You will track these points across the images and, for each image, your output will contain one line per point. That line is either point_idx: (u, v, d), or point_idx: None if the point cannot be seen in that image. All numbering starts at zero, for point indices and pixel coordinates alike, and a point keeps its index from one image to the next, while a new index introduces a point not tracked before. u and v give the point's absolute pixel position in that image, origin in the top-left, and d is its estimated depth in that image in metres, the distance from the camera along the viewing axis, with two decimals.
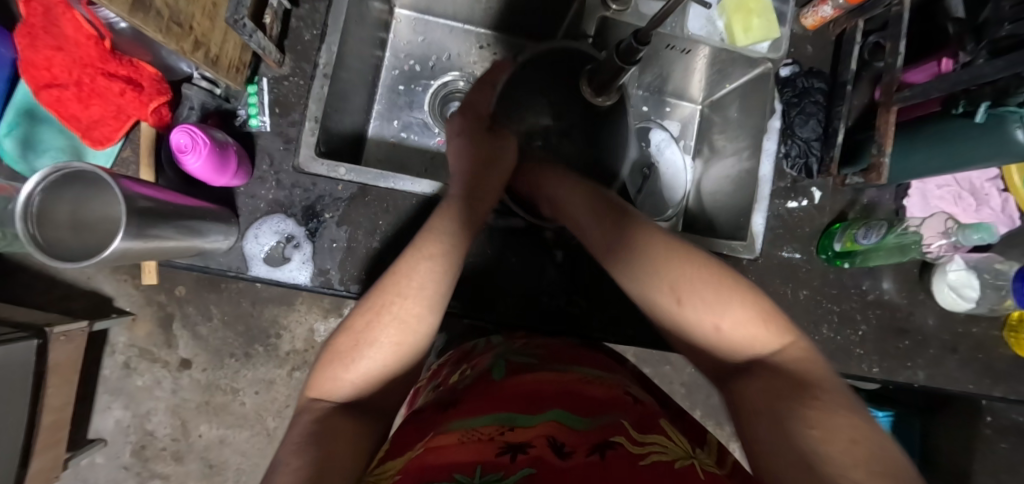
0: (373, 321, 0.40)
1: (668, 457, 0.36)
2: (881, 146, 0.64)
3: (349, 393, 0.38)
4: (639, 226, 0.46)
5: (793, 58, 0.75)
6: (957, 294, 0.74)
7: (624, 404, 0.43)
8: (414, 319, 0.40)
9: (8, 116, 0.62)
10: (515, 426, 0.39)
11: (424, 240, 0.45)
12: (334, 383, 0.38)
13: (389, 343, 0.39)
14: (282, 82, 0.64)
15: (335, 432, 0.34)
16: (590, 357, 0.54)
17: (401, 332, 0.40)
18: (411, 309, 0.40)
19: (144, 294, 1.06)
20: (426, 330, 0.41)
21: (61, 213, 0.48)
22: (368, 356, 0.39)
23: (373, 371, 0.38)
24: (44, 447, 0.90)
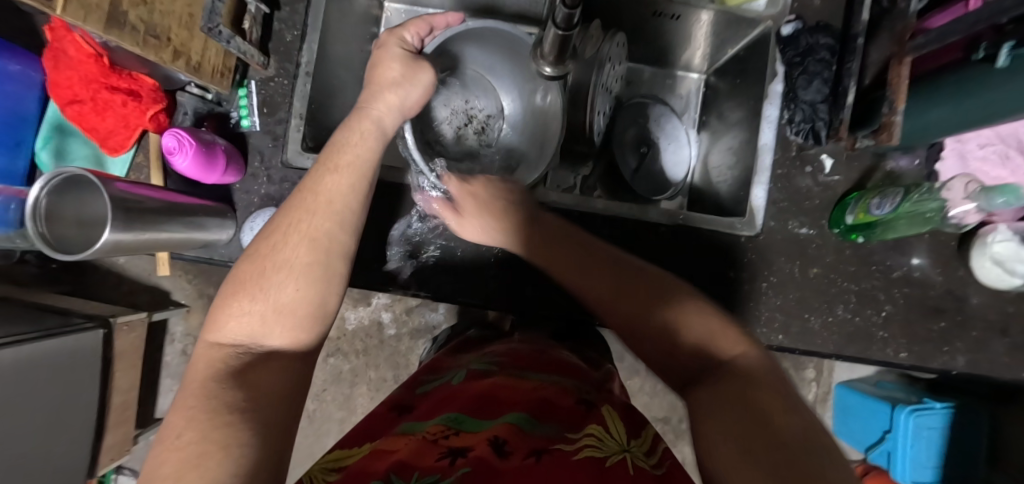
0: (280, 243, 0.39)
1: (599, 454, 0.35)
2: (892, 105, 0.57)
3: (262, 327, 0.37)
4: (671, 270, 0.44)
5: (797, 14, 0.69)
6: (1003, 269, 0.65)
7: (569, 413, 0.42)
8: (324, 236, 0.40)
9: (44, 130, 0.70)
10: (464, 431, 0.38)
11: (332, 154, 0.45)
12: (246, 324, 0.37)
13: (299, 266, 0.38)
14: (269, 83, 0.67)
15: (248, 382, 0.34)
16: (554, 363, 0.53)
17: (314, 255, 0.39)
18: (319, 225, 0.40)
19: (196, 287, 1.16)
20: (340, 252, 0.41)
21: (65, 212, 0.53)
22: (276, 282, 0.38)
23: (287, 300, 0.37)
24: (116, 424, 1.01)
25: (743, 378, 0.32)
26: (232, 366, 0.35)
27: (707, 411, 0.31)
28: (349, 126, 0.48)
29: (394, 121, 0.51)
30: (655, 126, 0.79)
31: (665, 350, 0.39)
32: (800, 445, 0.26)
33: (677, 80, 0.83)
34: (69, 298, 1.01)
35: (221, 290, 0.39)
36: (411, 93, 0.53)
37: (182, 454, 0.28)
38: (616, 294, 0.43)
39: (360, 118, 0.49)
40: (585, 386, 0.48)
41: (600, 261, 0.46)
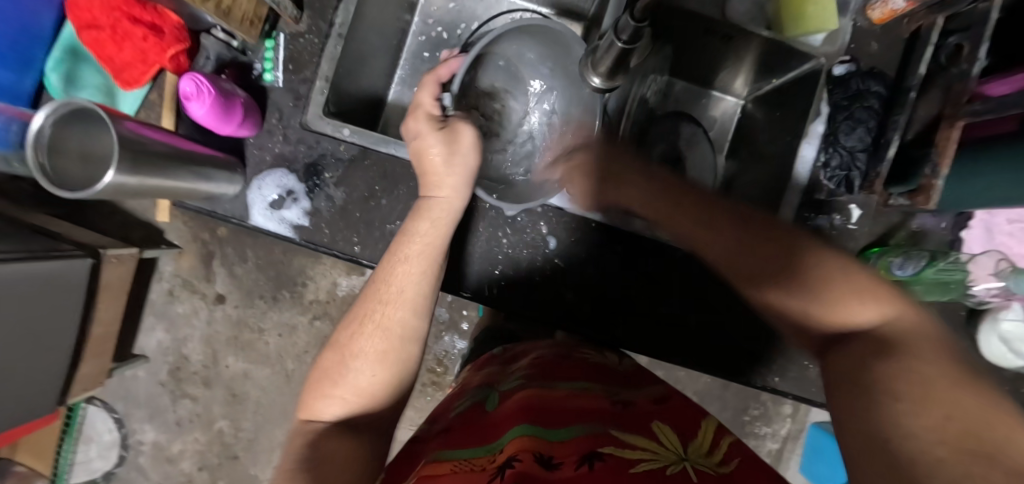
0: (356, 336, 0.45)
1: (657, 465, 0.35)
2: (935, 168, 0.56)
3: (341, 409, 0.43)
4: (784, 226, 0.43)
5: (852, 55, 0.67)
6: (1008, 349, 0.65)
7: (609, 413, 0.43)
8: (397, 325, 0.45)
9: (56, 53, 0.66)
10: (501, 449, 0.39)
11: (401, 244, 0.49)
12: (330, 405, 0.43)
13: (373, 355, 0.44)
14: (298, 39, 0.64)
15: (327, 451, 0.39)
16: (578, 370, 0.53)
17: (386, 342, 0.45)
18: (393, 315, 0.45)
19: (191, 231, 1.14)
20: (411, 337, 0.46)
21: (70, 145, 0.51)
22: (355, 368, 0.44)
23: (364, 384, 0.43)
24: (94, 355, 1.00)
25: (902, 363, 0.31)
26: (314, 437, 0.41)
27: (850, 389, 0.31)
28: (420, 214, 0.52)
29: (462, 197, 0.53)
30: (688, 146, 0.76)
31: (831, 324, 0.37)
32: (985, 410, 0.27)
33: (714, 101, 0.80)
34: (61, 222, 0.99)
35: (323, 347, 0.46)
36: (459, 157, 0.53)
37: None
38: (764, 273, 0.41)
39: (428, 206, 0.52)
40: (613, 388, 0.50)
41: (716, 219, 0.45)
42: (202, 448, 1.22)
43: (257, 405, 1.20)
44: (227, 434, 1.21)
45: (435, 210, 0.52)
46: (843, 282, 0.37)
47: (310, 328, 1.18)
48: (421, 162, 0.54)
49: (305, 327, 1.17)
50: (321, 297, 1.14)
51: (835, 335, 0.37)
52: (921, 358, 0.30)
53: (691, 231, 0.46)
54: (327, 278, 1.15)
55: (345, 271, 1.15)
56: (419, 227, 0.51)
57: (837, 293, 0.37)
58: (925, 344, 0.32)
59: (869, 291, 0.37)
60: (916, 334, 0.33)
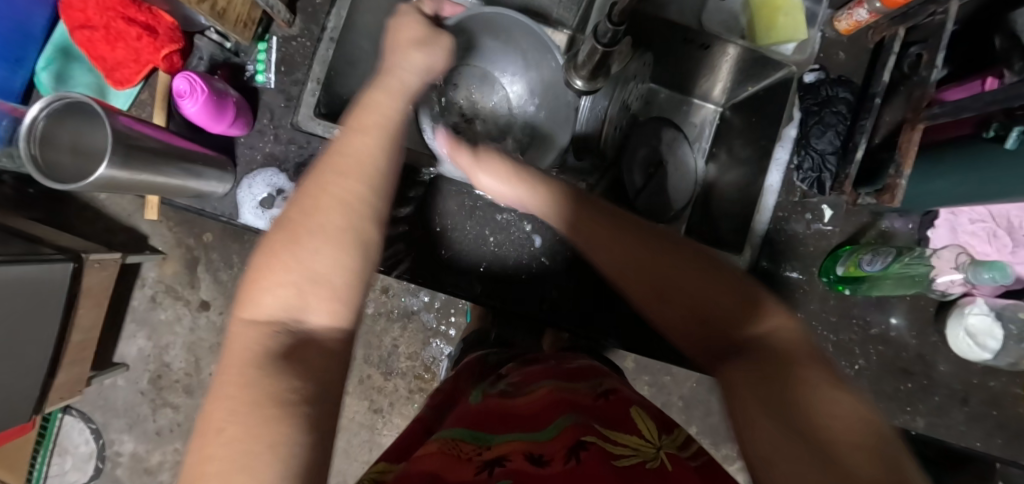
0: (311, 210, 0.33)
1: (638, 460, 0.37)
2: (898, 167, 0.59)
3: (297, 298, 0.31)
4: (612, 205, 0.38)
5: (821, 63, 0.70)
6: (974, 341, 0.68)
7: (595, 408, 0.44)
8: (354, 200, 0.34)
9: (47, 52, 0.66)
10: (489, 445, 0.40)
11: (356, 115, 0.39)
12: (281, 298, 0.31)
13: (332, 233, 0.32)
14: (290, 42, 0.66)
15: (305, 360, 0.29)
16: (565, 369, 0.54)
17: (345, 215, 0.33)
18: (351, 187, 0.34)
19: (176, 236, 1.13)
20: (374, 215, 0.34)
21: (63, 139, 0.51)
22: (314, 249, 0.32)
23: (324, 269, 0.31)
24: (71, 362, 0.98)
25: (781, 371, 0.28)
26: (276, 348, 0.29)
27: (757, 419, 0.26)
28: (377, 80, 0.43)
29: (434, 65, 0.47)
30: (667, 149, 0.79)
31: (698, 318, 0.32)
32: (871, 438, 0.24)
33: (694, 108, 0.83)
34: (41, 226, 0.98)
35: (258, 243, 0.33)
36: (435, 55, 0.47)
37: (222, 457, 0.23)
38: (677, 271, 0.33)
39: (386, 76, 0.44)
40: (594, 381, 0.51)
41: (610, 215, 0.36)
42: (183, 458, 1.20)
43: None
44: None
45: (394, 83, 0.43)
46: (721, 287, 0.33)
47: None
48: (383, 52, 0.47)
49: None
50: None
51: (703, 321, 0.32)
52: (805, 367, 0.28)
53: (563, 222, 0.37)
54: None
55: None
56: (382, 98, 0.41)
57: (687, 293, 0.33)
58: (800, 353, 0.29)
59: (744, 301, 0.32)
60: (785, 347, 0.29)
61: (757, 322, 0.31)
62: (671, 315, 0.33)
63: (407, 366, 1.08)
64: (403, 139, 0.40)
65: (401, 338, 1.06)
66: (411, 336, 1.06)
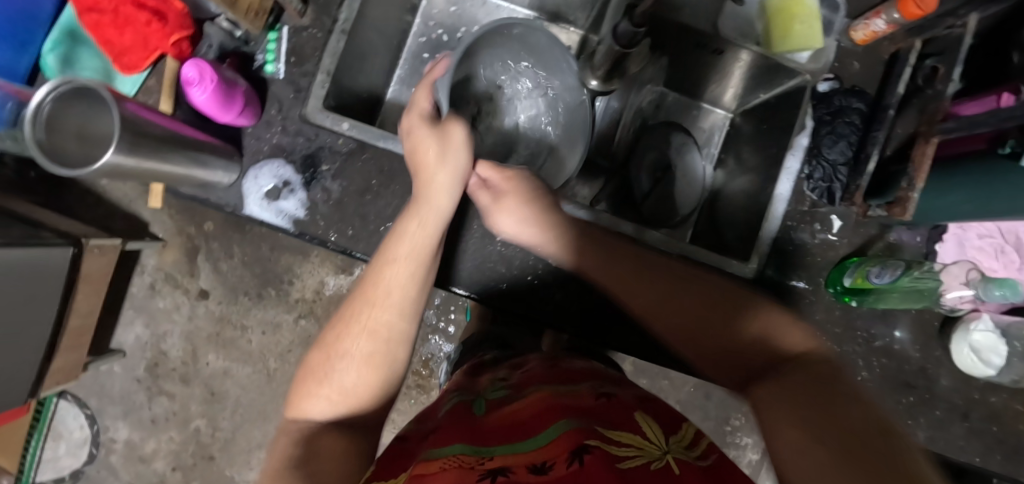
0: (342, 340, 0.44)
1: (642, 461, 0.36)
2: (911, 180, 0.59)
3: (328, 409, 0.43)
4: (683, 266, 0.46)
5: (835, 73, 0.70)
6: (978, 357, 0.68)
7: (597, 410, 0.44)
8: (383, 328, 0.45)
9: (54, 34, 0.65)
10: (490, 456, 0.39)
11: (394, 244, 0.47)
12: (319, 405, 0.43)
13: (362, 355, 0.44)
14: (301, 33, 0.65)
15: (323, 453, 0.40)
16: (562, 371, 0.54)
17: (373, 345, 0.44)
18: (379, 318, 0.45)
19: (177, 224, 1.13)
20: (398, 338, 0.45)
21: (68, 124, 0.50)
22: (342, 368, 0.44)
23: (351, 384, 0.43)
24: (68, 348, 0.98)
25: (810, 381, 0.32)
26: (303, 441, 0.41)
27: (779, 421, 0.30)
28: (409, 211, 0.48)
29: (449, 202, 0.48)
30: (677, 155, 0.77)
31: (719, 346, 0.39)
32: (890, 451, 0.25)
33: (704, 113, 0.83)
34: (41, 210, 0.97)
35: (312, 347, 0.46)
36: (450, 153, 0.48)
37: None
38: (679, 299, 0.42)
39: (416, 208, 0.48)
40: (595, 383, 0.51)
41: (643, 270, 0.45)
42: (176, 448, 1.19)
43: (237, 404, 1.18)
44: (203, 433, 1.19)
45: (434, 198, 0.48)
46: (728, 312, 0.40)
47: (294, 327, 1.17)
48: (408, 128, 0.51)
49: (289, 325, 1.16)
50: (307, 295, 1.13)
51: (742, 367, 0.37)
52: (839, 386, 0.30)
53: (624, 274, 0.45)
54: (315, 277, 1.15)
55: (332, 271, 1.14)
56: (410, 225, 0.48)
57: (708, 336, 0.39)
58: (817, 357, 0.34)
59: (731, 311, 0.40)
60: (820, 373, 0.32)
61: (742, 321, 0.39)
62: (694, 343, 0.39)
63: (405, 362, 1.07)
64: (433, 264, 0.48)
65: None
66: (410, 333, 1.05)
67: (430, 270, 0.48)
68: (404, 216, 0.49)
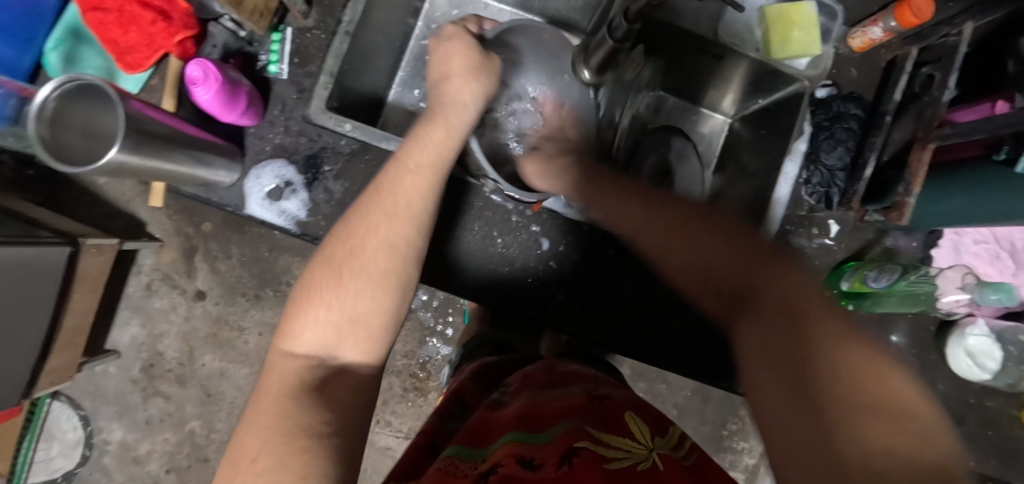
0: (360, 252, 0.40)
1: (629, 463, 0.37)
2: (907, 186, 0.59)
3: (336, 339, 0.38)
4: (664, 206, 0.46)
5: (833, 79, 0.71)
6: (974, 362, 0.68)
7: (590, 411, 0.44)
8: (402, 241, 0.42)
9: (57, 32, 0.65)
10: (485, 457, 0.40)
11: (409, 153, 0.47)
12: (322, 337, 0.37)
13: (374, 271, 0.40)
14: (305, 34, 0.65)
15: (339, 399, 0.35)
16: (559, 374, 0.55)
17: (390, 260, 0.41)
18: (400, 230, 0.42)
19: (175, 224, 1.12)
20: (413, 257, 0.42)
21: (74, 121, 0.50)
22: (354, 282, 0.39)
23: (363, 309, 0.39)
24: (63, 348, 0.97)
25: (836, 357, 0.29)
26: (312, 379, 0.35)
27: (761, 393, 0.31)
28: (431, 121, 0.51)
29: (472, 112, 0.53)
30: (675, 159, 0.78)
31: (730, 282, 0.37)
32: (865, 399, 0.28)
33: (703, 118, 0.84)
34: (39, 208, 0.97)
35: (312, 261, 0.41)
36: (475, 83, 0.54)
37: (264, 476, 0.28)
38: (726, 254, 0.39)
39: (437, 114, 0.51)
40: (589, 386, 0.51)
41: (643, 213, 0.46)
42: (171, 449, 1.19)
43: (233, 405, 1.17)
44: (199, 435, 1.18)
45: (451, 117, 0.51)
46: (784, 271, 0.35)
47: None
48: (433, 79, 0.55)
49: None
50: None
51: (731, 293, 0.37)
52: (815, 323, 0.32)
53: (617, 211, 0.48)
54: None
55: None
56: (420, 141, 0.48)
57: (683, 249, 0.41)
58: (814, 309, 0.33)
59: (781, 268, 0.36)
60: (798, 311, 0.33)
61: (763, 272, 0.36)
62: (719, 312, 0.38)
63: (403, 364, 1.07)
64: (446, 179, 0.47)
65: (398, 336, 1.06)
66: (408, 334, 1.05)
67: (442, 182, 0.47)
68: (424, 122, 0.51)
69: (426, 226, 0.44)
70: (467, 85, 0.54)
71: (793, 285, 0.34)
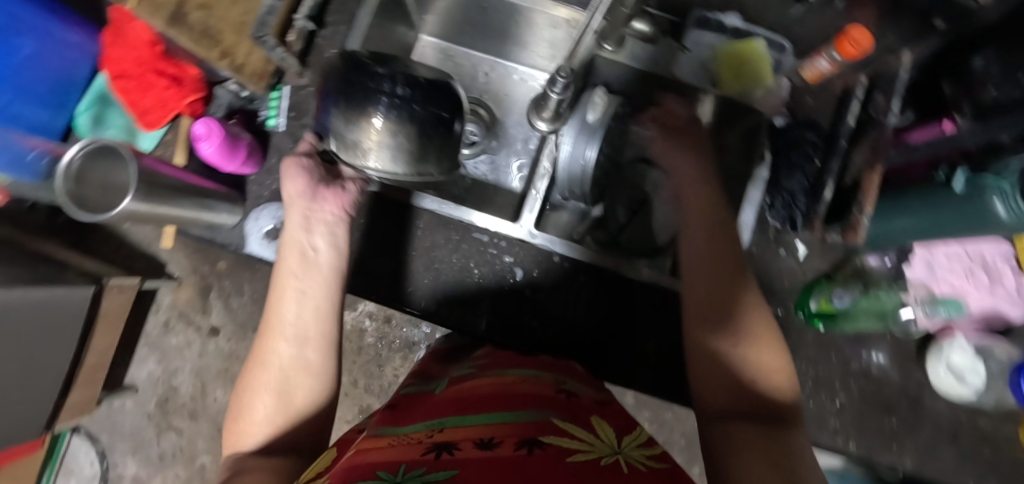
0: (251, 368, 0.51)
1: (592, 456, 0.39)
2: (860, 206, 0.61)
3: (253, 439, 0.48)
4: (737, 274, 0.52)
5: (791, 109, 0.74)
6: (955, 377, 0.69)
7: (557, 405, 0.48)
8: (274, 353, 0.50)
9: (87, 98, 0.75)
10: (439, 428, 0.44)
11: (272, 288, 0.54)
12: (244, 437, 0.48)
13: (261, 383, 0.49)
14: (300, 91, 0.71)
15: (254, 468, 0.43)
16: (533, 361, 0.61)
17: (271, 372, 0.50)
18: (272, 343, 0.51)
19: (192, 263, 1.19)
20: (297, 359, 0.50)
21: (94, 177, 0.57)
22: (261, 404, 0.49)
23: (264, 413, 0.48)
24: (84, 383, 1.04)
25: (789, 431, 0.43)
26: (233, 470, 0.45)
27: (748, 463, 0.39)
28: (280, 256, 0.55)
29: (301, 229, 0.56)
30: None
31: (732, 333, 0.49)
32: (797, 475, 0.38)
33: None
34: (68, 252, 1.05)
35: (236, 386, 0.51)
36: (291, 184, 0.58)
37: None
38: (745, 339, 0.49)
39: (284, 245, 0.56)
40: (558, 379, 0.56)
41: (727, 269, 0.52)
42: None
43: None
44: (208, 470, 1.22)
45: (285, 256, 0.55)
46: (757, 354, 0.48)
47: None
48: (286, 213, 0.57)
49: None
50: None
51: (742, 344, 0.49)
52: (793, 441, 0.42)
53: (709, 262, 0.52)
54: None
55: None
56: (284, 257, 0.55)
57: (731, 306, 0.50)
58: (792, 435, 0.43)
59: (777, 365, 0.48)
60: (789, 438, 0.42)
61: (766, 373, 0.48)
62: (718, 397, 0.48)
63: None
64: (324, 274, 0.55)
65: (400, 368, 1.12)
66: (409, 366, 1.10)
67: (324, 281, 0.54)
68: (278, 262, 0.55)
69: (315, 334, 0.52)
70: (292, 184, 0.58)
71: (790, 409, 0.46)
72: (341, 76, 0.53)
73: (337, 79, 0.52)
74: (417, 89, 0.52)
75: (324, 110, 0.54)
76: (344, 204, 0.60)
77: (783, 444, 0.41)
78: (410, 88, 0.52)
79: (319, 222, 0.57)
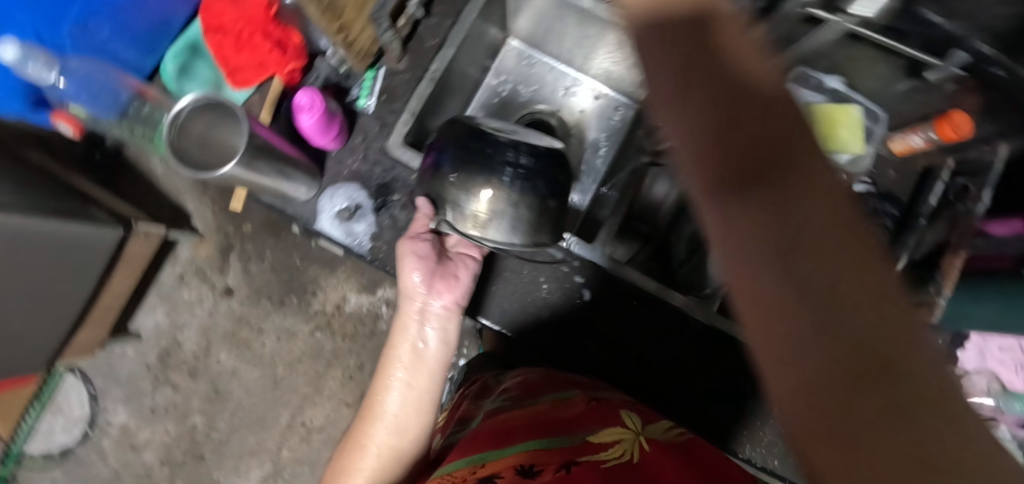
0: (362, 433, 0.59)
1: (621, 457, 0.43)
2: (940, 286, 0.64)
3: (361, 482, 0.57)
4: (757, 107, 0.25)
5: (872, 178, 0.75)
6: None
7: (590, 418, 0.51)
8: (380, 423, 0.59)
9: (179, 44, 0.76)
10: (483, 463, 0.46)
11: (382, 370, 0.61)
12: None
13: (369, 443, 0.58)
14: (395, 76, 0.71)
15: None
16: (564, 379, 0.63)
17: (381, 441, 0.58)
18: (381, 416, 0.59)
19: (218, 220, 1.15)
20: (404, 431, 0.59)
21: (196, 131, 0.58)
22: (367, 461, 0.58)
23: (371, 468, 0.57)
24: (94, 323, 1.00)
25: (968, 414, 0.18)
26: None
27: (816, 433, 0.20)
28: (393, 343, 0.61)
29: (413, 323, 0.61)
30: None
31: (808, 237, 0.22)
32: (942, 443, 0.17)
33: None
34: (99, 189, 1.02)
35: (344, 438, 0.61)
36: (406, 274, 0.60)
37: None
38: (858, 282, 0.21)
39: (396, 333, 0.62)
40: (596, 392, 0.58)
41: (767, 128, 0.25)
42: (169, 441, 1.18)
43: (238, 406, 1.16)
44: (199, 431, 1.17)
45: (395, 344, 0.61)
46: (879, 287, 0.21)
47: (309, 339, 1.15)
48: (400, 304, 0.63)
49: (304, 336, 1.14)
50: (328, 309, 1.13)
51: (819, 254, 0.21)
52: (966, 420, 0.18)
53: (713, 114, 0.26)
54: (337, 292, 1.13)
55: (355, 287, 1.13)
56: (396, 347, 0.61)
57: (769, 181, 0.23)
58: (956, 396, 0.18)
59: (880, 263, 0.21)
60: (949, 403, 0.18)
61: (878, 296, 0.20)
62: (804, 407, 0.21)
63: None
64: (430, 366, 0.61)
65: None
66: None
67: (433, 371, 0.61)
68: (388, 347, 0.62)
69: (420, 411, 0.60)
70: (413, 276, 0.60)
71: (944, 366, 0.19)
72: (460, 140, 0.56)
73: (454, 140, 0.56)
74: (536, 164, 0.56)
75: (437, 163, 0.56)
76: (457, 296, 0.62)
77: (921, 413, 0.18)
78: (530, 157, 0.56)
79: (432, 316, 0.61)
